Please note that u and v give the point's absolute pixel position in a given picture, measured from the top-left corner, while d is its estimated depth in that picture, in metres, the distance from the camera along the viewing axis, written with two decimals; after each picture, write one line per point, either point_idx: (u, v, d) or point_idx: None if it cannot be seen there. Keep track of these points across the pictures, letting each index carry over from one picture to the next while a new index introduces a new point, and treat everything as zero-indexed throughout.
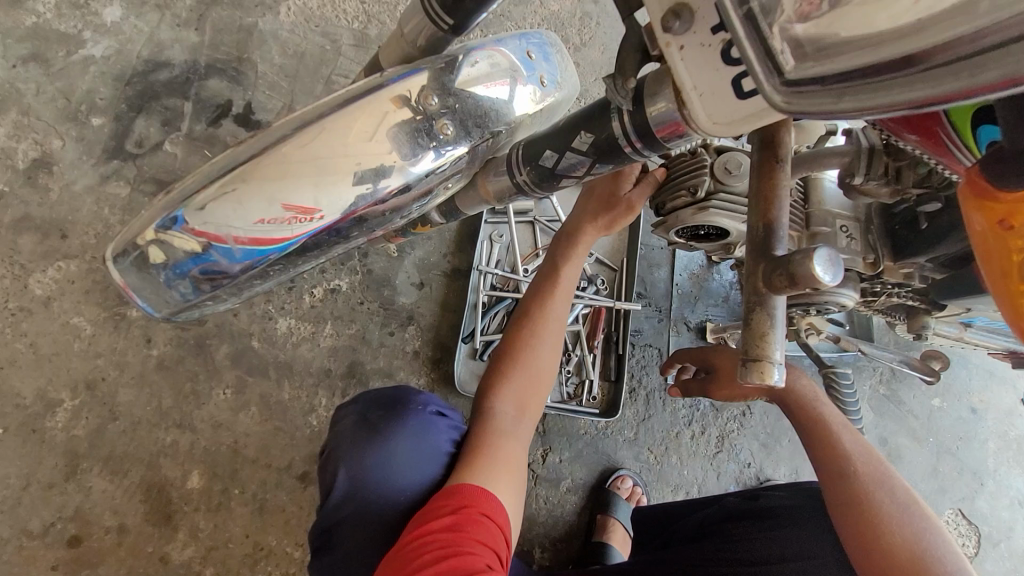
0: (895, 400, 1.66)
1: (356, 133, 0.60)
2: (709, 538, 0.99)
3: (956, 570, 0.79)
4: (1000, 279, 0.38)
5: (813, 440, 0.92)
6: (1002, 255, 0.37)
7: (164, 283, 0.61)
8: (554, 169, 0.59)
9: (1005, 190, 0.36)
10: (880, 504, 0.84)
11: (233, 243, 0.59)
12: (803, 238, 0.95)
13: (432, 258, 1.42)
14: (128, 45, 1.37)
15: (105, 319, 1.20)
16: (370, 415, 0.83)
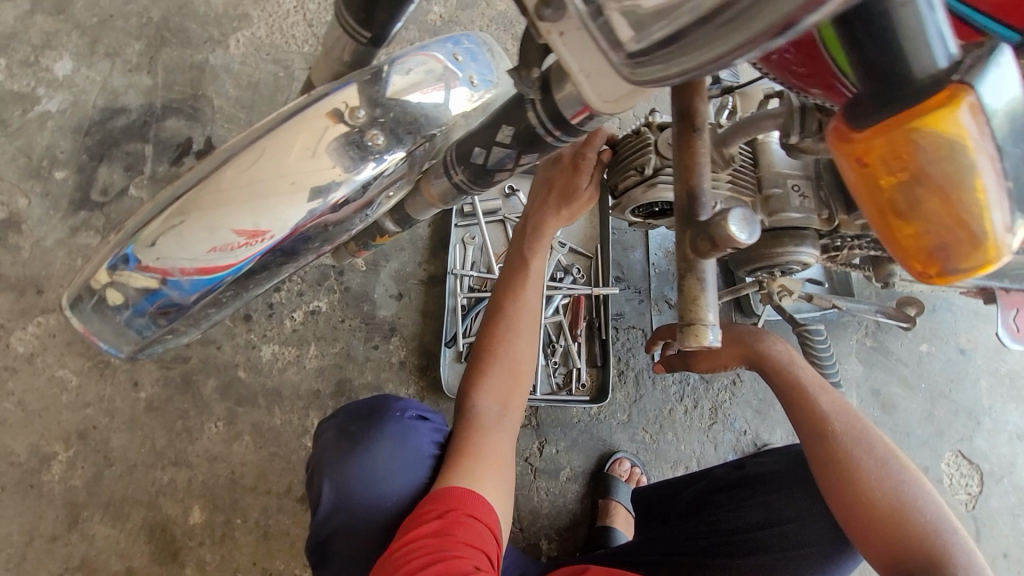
0: (884, 350, 1.68)
1: (290, 154, 0.62)
2: (705, 512, 0.99)
3: (935, 518, 0.81)
4: (883, 220, 0.33)
5: (791, 404, 0.92)
6: (874, 197, 0.32)
7: (124, 322, 0.63)
8: (484, 166, 0.60)
9: (859, 129, 0.31)
10: (860, 463, 0.85)
11: (180, 275, 0.60)
12: (757, 203, 0.96)
13: (407, 267, 1.44)
14: (82, 96, 1.39)
15: (90, 368, 1.21)
16: (350, 426, 0.84)
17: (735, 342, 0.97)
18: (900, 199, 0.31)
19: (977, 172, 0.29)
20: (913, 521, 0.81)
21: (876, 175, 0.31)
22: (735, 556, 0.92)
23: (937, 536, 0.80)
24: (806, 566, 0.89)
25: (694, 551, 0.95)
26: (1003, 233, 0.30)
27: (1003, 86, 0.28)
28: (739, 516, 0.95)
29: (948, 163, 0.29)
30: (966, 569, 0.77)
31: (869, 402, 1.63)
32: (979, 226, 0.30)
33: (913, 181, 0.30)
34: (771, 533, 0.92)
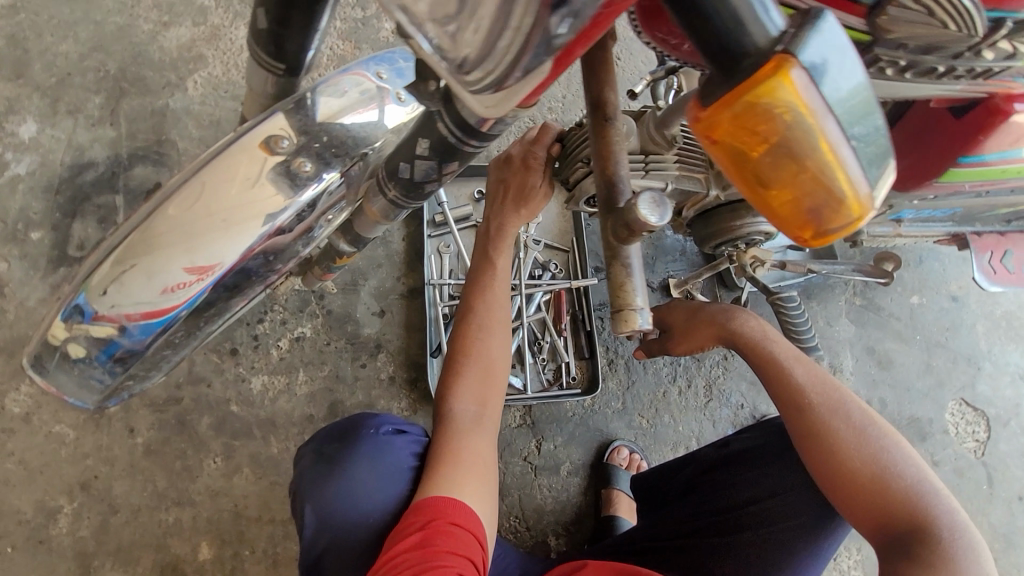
0: (874, 307, 1.66)
1: (225, 191, 0.63)
2: (697, 493, 1.00)
3: (916, 479, 0.82)
4: (754, 192, 0.33)
5: (767, 379, 0.91)
6: (741, 171, 0.32)
7: (93, 373, 0.64)
8: (412, 180, 0.61)
9: (710, 105, 0.31)
10: (839, 433, 0.84)
11: (126, 321, 0.61)
12: (711, 179, 0.94)
13: (386, 283, 1.45)
14: (51, 155, 1.41)
15: (85, 420, 1.24)
16: (327, 447, 0.85)
17: (708, 322, 0.95)
18: (762, 171, 0.32)
19: (821, 137, 0.29)
20: (894, 485, 0.81)
21: (734, 151, 0.32)
22: (727, 534, 0.93)
23: (920, 498, 0.80)
24: (797, 538, 0.89)
25: (687, 533, 0.97)
26: (864, 188, 0.31)
27: (828, 50, 0.28)
28: (730, 494, 0.96)
29: (791, 131, 0.29)
30: (949, 527, 0.78)
31: (866, 360, 1.62)
32: (838, 185, 0.31)
33: (773, 149, 0.30)
34: (761, 507, 0.92)
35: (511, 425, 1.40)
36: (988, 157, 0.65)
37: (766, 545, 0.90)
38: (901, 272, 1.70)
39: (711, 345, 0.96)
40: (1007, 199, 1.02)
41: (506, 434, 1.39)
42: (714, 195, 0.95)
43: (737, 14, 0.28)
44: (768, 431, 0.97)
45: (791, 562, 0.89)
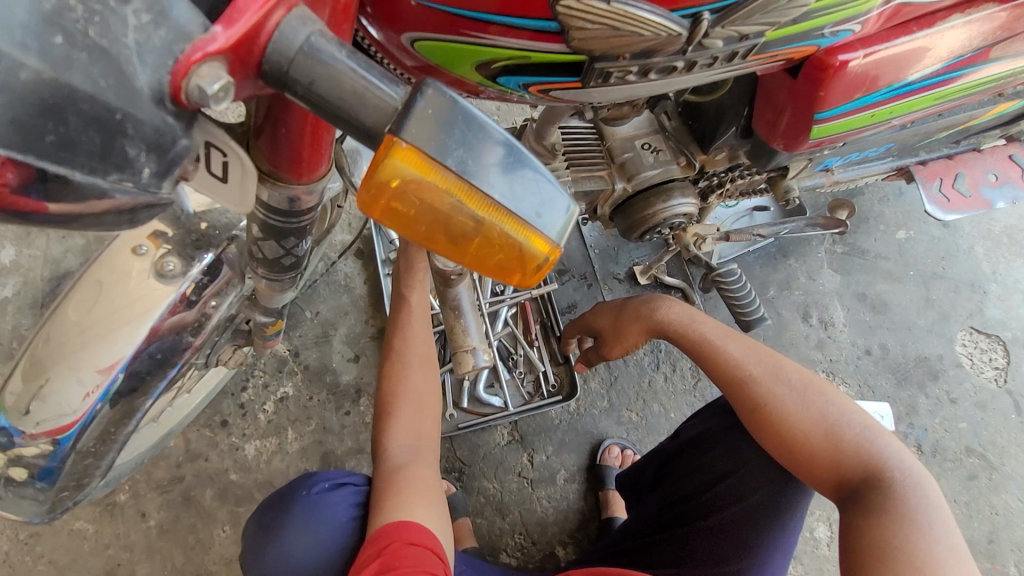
0: (858, 252, 1.59)
1: (107, 301, 0.67)
2: (662, 484, 1.03)
3: (864, 428, 0.80)
4: (455, 247, 0.32)
5: (703, 363, 0.90)
6: (431, 228, 0.31)
7: (40, 491, 0.69)
8: (271, 258, 0.62)
9: (369, 173, 0.29)
10: (783, 400, 0.82)
11: (30, 441, 0.66)
12: (614, 173, 0.92)
13: (356, 329, 1.49)
14: (30, 273, 1.48)
15: (100, 512, 1.30)
16: (263, 518, 0.90)
17: (634, 318, 0.97)
18: (446, 224, 0.30)
19: (460, 192, 0.29)
20: (846, 437, 0.79)
21: (410, 211, 0.30)
22: (690, 523, 0.95)
23: (872, 445, 0.78)
24: (756, 516, 0.89)
25: (660, 526, 0.99)
26: (531, 225, 0.30)
27: (437, 114, 0.28)
28: (690, 481, 0.98)
29: (431, 194, 0.29)
30: (902, 469, 0.75)
31: (858, 307, 1.54)
32: (503, 228, 0.30)
33: (442, 202, 0.29)
34: (716, 491, 0.94)
35: (500, 443, 1.39)
36: (856, 102, 0.64)
37: (731, 528, 0.91)
38: (880, 208, 1.63)
39: (642, 339, 0.97)
40: (940, 122, 0.94)
41: (496, 453, 1.38)
42: (620, 188, 0.92)
43: (357, 91, 0.28)
44: (712, 414, 1.00)
45: (760, 540, 0.88)
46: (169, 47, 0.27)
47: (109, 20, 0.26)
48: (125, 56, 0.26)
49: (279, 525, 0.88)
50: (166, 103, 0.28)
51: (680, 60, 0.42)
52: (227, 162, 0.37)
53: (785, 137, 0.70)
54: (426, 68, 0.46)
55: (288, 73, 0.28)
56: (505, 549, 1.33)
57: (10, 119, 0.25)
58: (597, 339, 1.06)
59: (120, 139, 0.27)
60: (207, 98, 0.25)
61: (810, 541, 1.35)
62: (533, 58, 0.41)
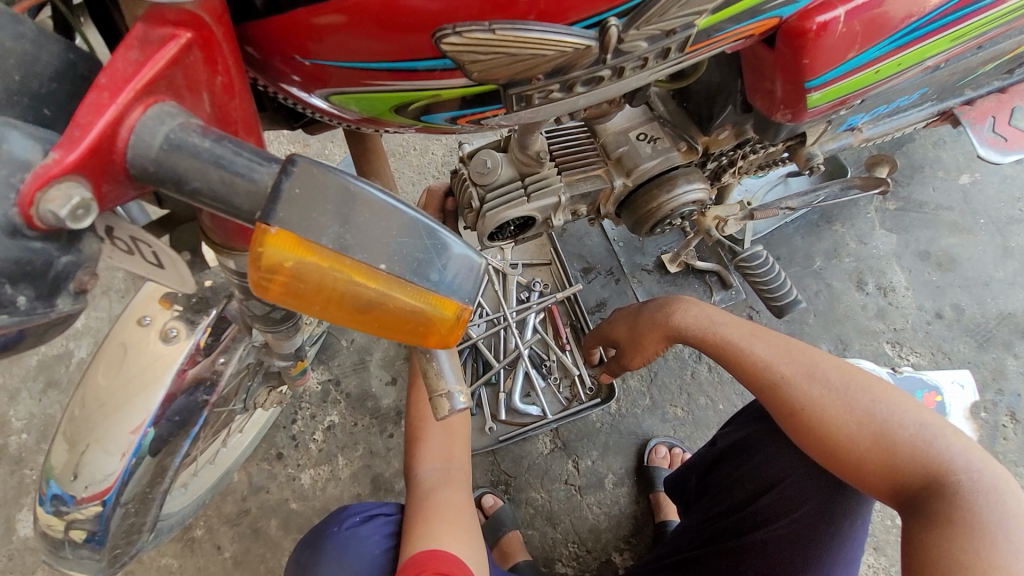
0: (915, 206, 1.43)
1: (123, 366, 0.69)
2: (708, 493, 1.03)
3: (919, 427, 0.76)
4: (358, 317, 0.29)
5: (730, 367, 0.90)
6: (329, 302, 0.29)
7: (95, 550, 0.73)
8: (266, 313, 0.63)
9: (248, 260, 0.28)
10: (820, 401, 0.80)
11: (77, 504, 0.70)
12: (612, 170, 0.87)
13: (391, 352, 1.53)
14: (97, 331, 1.44)
15: (182, 547, 1.38)
16: (302, 555, 0.95)
17: (652, 325, 0.98)
18: (343, 296, 0.28)
19: (345, 267, 0.27)
20: (898, 438, 0.76)
21: (302, 289, 0.28)
22: (742, 535, 0.93)
23: (929, 446, 0.74)
24: (810, 527, 0.87)
25: (708, 540, 0.96)
26: (429, 290, 0.28)
27: (307, 193, 0.26)
28: (733, 492, 0.97)
29: (319, 274, 0.27)
30: (968, 472, 0.71)
31: (922, 267, 1.39)
32: (401, 297, 0.28)
33: (326, 273, 0.27)
34: (768, 500, 0.92)
35: (543, 452, 1.36)
36: (853, 61, 0.57)
37: (783, 541, 0.89)
38: (936, 153, 1.47)
39: (664, 346, 0.99)
40: (980, 57, 0.82)
41: (541, 462, 1.36)
42: (620, 184, 0.87)
43: (225, 179, 0.27)
44: (748, 420, 1.01)
45: (817, 552, 0.86)
46: (7, 180, 0.24)
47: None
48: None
49: (312, 565, 0.93)
50: (24, 231, 0.25)
51: (604, 69, 0.39)
52: (154, 247, 0.37)
53: (787, 106, 0.63)
54: (369, 119, 0.46)
55: (156, 174, 0.27)
56: (561, 559, 1.30)
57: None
58: (618, 349, 1.08)
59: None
60: (63, 221, 0.25)
61: (893, 528, 1.23)
62: (449, 94, 0.41)
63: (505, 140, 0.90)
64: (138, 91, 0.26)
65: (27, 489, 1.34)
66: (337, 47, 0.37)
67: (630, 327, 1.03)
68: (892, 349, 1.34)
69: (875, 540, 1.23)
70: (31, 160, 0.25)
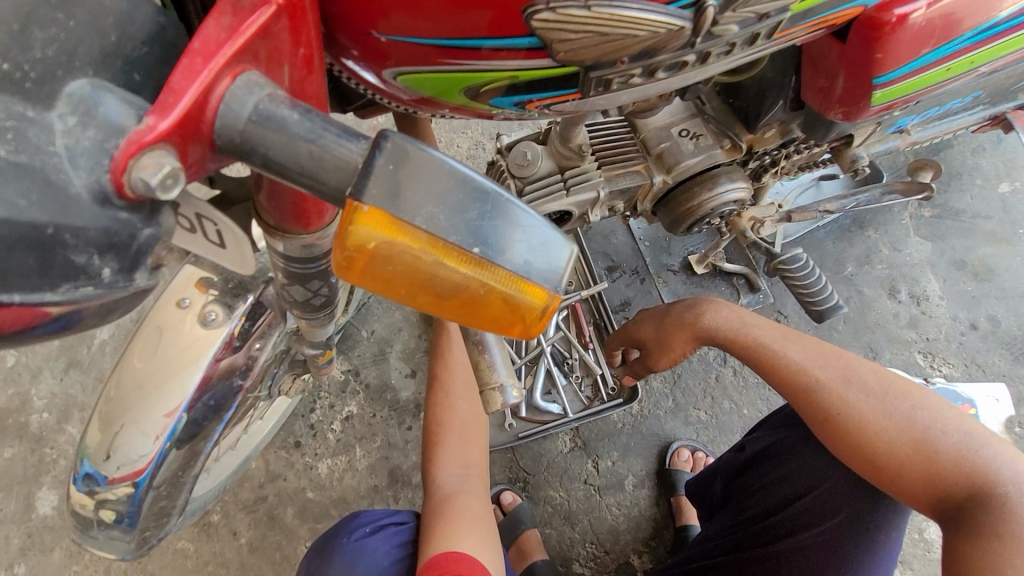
0: (951, 213, 1.40)
1: (159, 348, 0.69)
2: (736, 497, 1.01)
3: (963, 436, 0.74)
4: (442, 302, 0.28)
5: (761, 369, 0.88)
6: (417, 287, 0.28)
7: (125, 531, 0.73)
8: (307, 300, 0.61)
9: (335, 241, 0.27)
10: (858, 405, 0.79)
11: (110, 484, 0.69)
12: (652, 166, 0.85)
13: (410, 344, 1.53)
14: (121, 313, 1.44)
15: (199, 532, 1.38)
16: (310, 564, 0.94)
17: (679, 327, 0.96)
18: (430, 282, 0.27)
19: (437, 250, 0.26)
20: (939, 446, 0.74)
21: (390, 273, 0.27)
22: (769, 542, 0.91)
23: (974, 455, 0.72)
24: (841, 538, 0.85)
25: (734, 546, 0.94)
26: (520, 276, 0.27)
27: (401, 170, 0.25)
28: (763, 498, 0.95)
29: (410, 257, 0.26)
30: (1016, 483, 0.69)
31: (958, 277, 1.36)
32: (490, 283, 0.27)
33: (417, 256, 0.26)
34: (797, 507, 0.90)
35: (563, 451, 1.35)
36: (925, 58, 0.55)
37: (812, 550, 0.86)
38: (975, 160, 1.43)
39: (691, 349, 0.96)
40: None
41: (560, 461, 1.34)
42: (660, 181, 0.85)
43: (312, 153, 0.26)
44: (780, 425, 0.99)
45: (847, 561, 0.84)
46: (101, 146, 0.24)
47: (28, 132, 0.24)
48: (52, 165, 0.24)
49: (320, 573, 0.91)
50: (113, 200, 0.25)
51: (690, 53, 0.38)
52: (214, 224, 0.36)
53: (843, 105, 0.61)
54: (424, 100, 0.44)
55: (242, 146, 0.26)
56: (578, 559, 1.29)
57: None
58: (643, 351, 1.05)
59: (60, 250, 0.25)
60: (154, 188, 0.24)
61: (920, 542, 1.21)
62: (522, 77, 0.39)
63: (545, 133, 0.89)
64: (230, 57, 0.26)
65: (48, 469, 1.35)
66: (412, 24, 0.36)
67: (656, 327, 1.01)
68: (924, 359, 1.31)
69: (902, 553, 1.20)
70: (123, 124, 0.25)
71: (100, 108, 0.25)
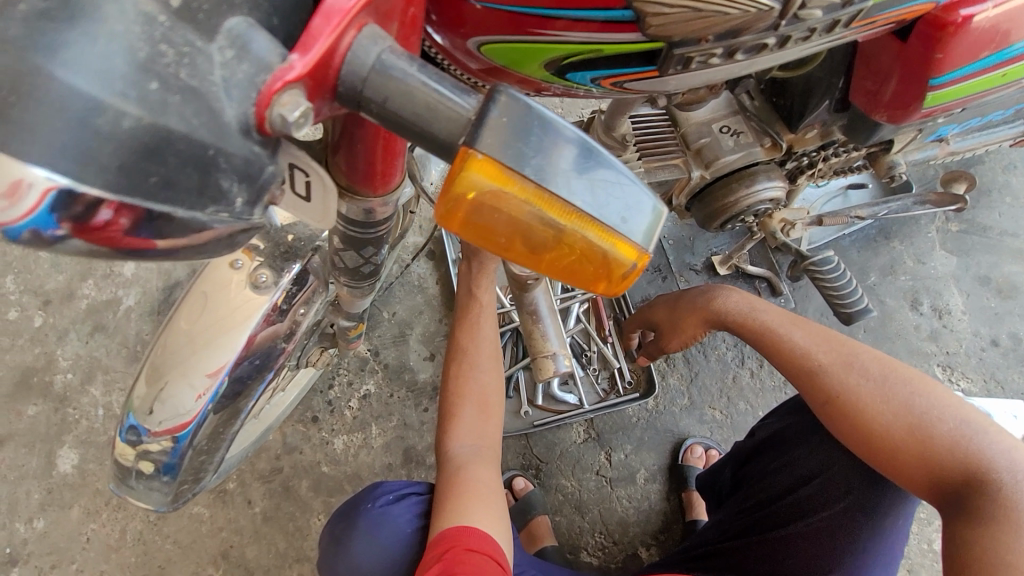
0: (979, 229, 1.40)
1: (209, 308, 0.71)
2: (743, 487, 1.01)
3: (959, 423, 0.75)
4: (539, 253, 0.30)
5: (767, 352, 0.90)
6: (519, 237, 0.29)
7: (165, 483, 0.75)
8: (356, 268, 0.63)
9: (442, 189, 0.29)
10: (858, 389, 0.80)
11: (154, 437, 0.72)
12: (691, 160, 0.86)
13: (431, 328, 1.55)
14: (149, 281, 1.47)
15: (214, 498, 1.39)
16: (335, 528, 0.97)
17: (691, 309, 1.00)
18: (528, 234, 0.29)
19: (540, 202, 0.28)
20: (935, 432, 0.75)
21: (491, 222, 0.29)
22: (776, 528, 0.91)
23: (970, 443, 0.73)
24: (847, 520, 0.86)
25: (741, 531, 0.95)
26: (615, 232, 0.29)
27: (512, 122, 0.27)
28: (768, 485, 0.96)
29: (511, 208, 0.28)
30: (1012, 471, 0.70)
31: (982, 292, 1.36)
32: (586, 237, 0.29)
33: (522, 209, 0.28)
34: (804, 493, 0.91)
35: (576, 441, 1.36)
36: (983, 61, 0.56)
37: (819, 534, 0.87)
38: (1006, 178, 1.43)
39: (700, 330, 1.00)
40: None
41: (573, 451, 1.36)
42: (698, 176, 0.86)
43: (428, 106, 0.28)
44: (787, 412, 0.99)
45: (852, 544, 0.85)
46: (252, 80, 0.27)
47: (197, 61, 0.26)
48: (213, 94, 0.26)
49: (346, 536, 0.95)
50: (252, 134, 0.28)
51: (772, 36, 0.40)
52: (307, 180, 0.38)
53: (890, 108, 0.63)
54: (492, 70, 0.46)
55: (361, 93, 0.28)
56: (586, 548, 1.31)
57: (117, 166, 0.25)
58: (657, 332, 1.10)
59: (214, 173, 0.28)
60: (289, 125, 0.27)
61: (929, 553, 1.21)
62: (605, 51, 0.41)
63: (588, 122, 0.91)
64: (358, 9, 0.27)
65: (70, 428, 1.38)
66: None
67: (670, 311, 1.05)
68: (943, 372, 1.31)
69: (910, 562, 1.21)
70: (269, 62, 0.27)
71: (251, 45, 0.27)
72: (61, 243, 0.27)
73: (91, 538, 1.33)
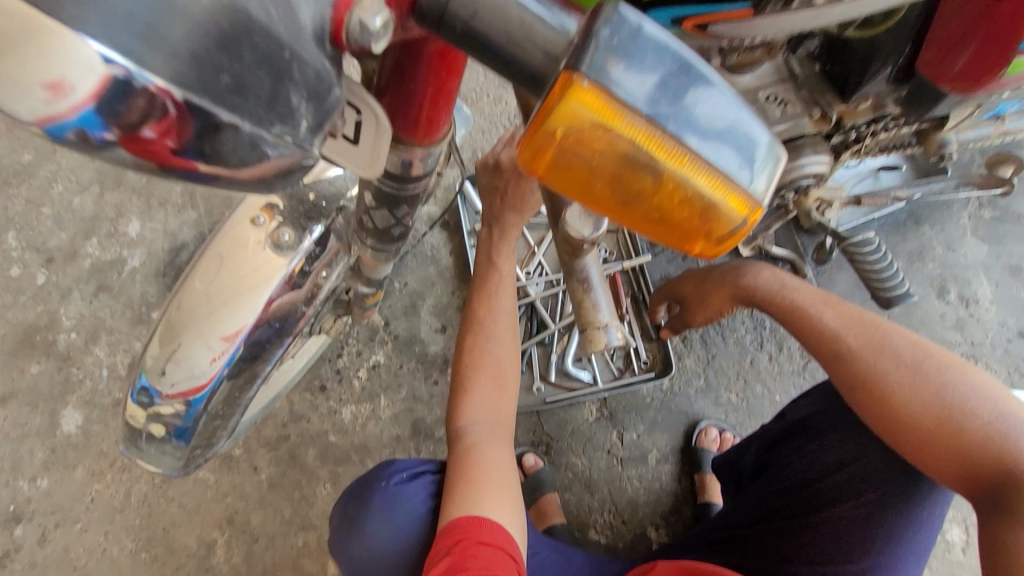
0: (1012, 217, 1.36)
1: (227, 268, 0.68)
2: (768, 469, 0.99)
3: (997, 415, 0.72)
4: (636, 203, 0.27)
5: (797, 332, 0.87)
6: (616, 183, 0.26)
7: (177, 447, 0.73)
8: (383, 228, 0.59)
9: (533, 125, 0.25)
10: (889, 375, 0.77)
11: (166, 400, 0.69)
12: None
13: (443, 300, 1.52)
14: (155, 242, 1.43)
15: (220, 464, 1.37)
16: (348, 505, 0.95)
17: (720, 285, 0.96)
18: (628, 180, 0.26)
19: (648, 142, 0.24)
20: (968, 426, 0.72)
21: (585, 164, 0.26)
22: (801, 515, 0.90)
23: (1005, 438, 0.71)
24: (880, 511, 0.84)
25: (766, 515, 0.93)
26: (726, 181, 0.25)
27: (624, 43, 0.23)
28: (794, 470, 0.94)
29: (611, 148, 0.25)
30: None
31: (1011, 282, 1.33)
32: (694, 185, 0.26)
33: (626, 151, 0.25)
34: (836, 478, 0.88)
35: (588, 419, 1.34)
36: None
37: (854, 521, 0.85)
38: None
39: (730, 304, 0.97)
40: None
41: (585, 428, 1.34)
42: None
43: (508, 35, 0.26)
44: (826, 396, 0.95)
45: (885, 531, 0.83)
46: None
47: None
48: None
49: (359, 513, 0.94)
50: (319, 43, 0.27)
51: None
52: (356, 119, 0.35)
53: (957, 81, 0.62)
54: None
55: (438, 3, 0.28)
56: (595, 525, 1.30)
57: (190, 55, 0.23)
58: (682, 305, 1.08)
59: (286, 83, 0.27)
60: (369, 34, 0.28)
61: (941, 543, 1.21)
62: None
63: None
64: None
65: (73, 388, 1.35)
66: None
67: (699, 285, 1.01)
68: None
69: None
70: None
71: None
72: (108, 148, 0.25)
73: (94, 499, 1.32)
